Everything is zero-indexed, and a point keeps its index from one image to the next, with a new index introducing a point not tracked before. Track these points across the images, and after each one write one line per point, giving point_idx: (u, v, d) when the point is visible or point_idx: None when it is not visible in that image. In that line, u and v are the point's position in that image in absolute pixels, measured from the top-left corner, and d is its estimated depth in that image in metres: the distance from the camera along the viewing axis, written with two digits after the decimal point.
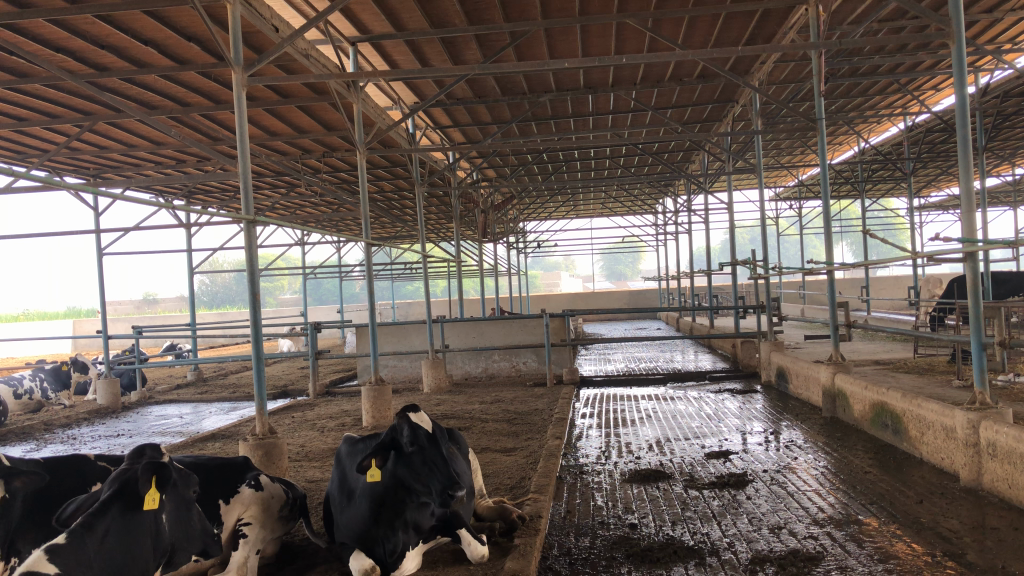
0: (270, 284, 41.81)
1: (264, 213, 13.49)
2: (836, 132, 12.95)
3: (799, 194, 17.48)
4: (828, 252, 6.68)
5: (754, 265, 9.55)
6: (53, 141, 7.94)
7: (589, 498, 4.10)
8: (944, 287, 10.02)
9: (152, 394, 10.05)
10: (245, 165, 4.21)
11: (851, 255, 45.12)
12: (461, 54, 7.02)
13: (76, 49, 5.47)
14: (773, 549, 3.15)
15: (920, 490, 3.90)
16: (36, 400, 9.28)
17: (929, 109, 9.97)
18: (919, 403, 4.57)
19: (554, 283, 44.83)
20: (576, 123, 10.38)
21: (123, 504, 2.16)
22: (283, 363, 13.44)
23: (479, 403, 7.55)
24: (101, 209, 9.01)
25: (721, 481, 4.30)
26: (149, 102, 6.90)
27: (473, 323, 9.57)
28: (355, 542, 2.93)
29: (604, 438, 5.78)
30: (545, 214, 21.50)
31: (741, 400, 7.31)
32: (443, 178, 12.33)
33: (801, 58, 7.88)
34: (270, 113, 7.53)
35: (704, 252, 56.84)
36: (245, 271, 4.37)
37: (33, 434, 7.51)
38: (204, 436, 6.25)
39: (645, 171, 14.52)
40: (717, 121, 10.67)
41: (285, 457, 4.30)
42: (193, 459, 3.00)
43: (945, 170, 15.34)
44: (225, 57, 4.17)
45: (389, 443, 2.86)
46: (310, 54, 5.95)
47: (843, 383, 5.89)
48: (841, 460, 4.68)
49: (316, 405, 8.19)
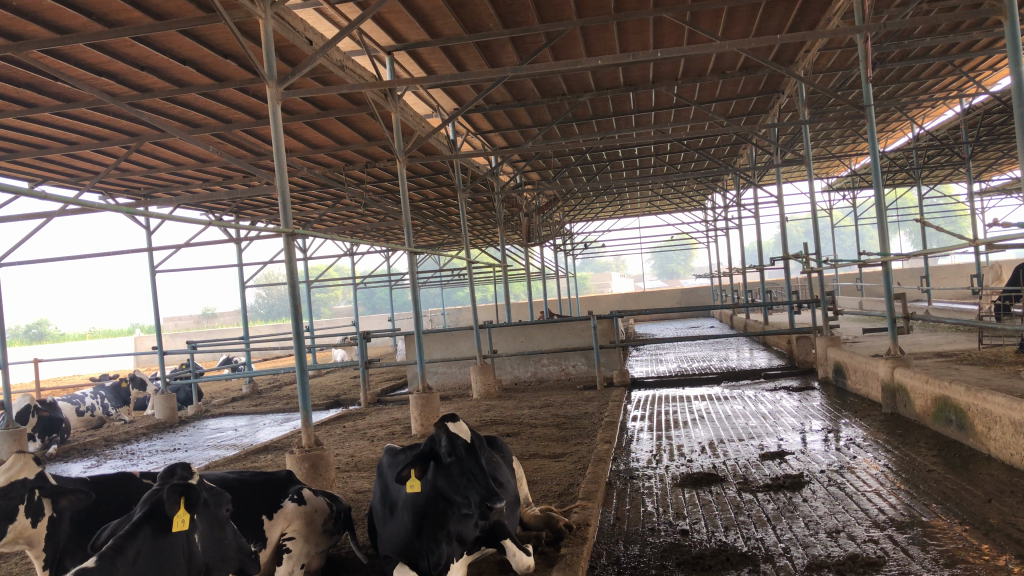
0: (323, 295, 42.40)
1: (311, 225, 13.64)
2: (888, 118, 12.57)
3: (852, 184, 17.05)
4: (882, 242, 6.42)
5: (807, 258, 9.31)
6: (104, 163, 8.13)
7: (639, 504, 4.00)
8: (1009, 273, 9.66)
9: (208, 408, 10.21)
10: (282, 177, 4.21)
11: (910, 245, 44.01)
12: (498, 57, 6.98)
13: (117, 71, 5.58)
14: (831, 555, 3.01)
15: (989, 489, 3.72)
16: (97, 416, 9.52)
17: (986, 90, 9.62)
18: (985, 397, 4.37)
19: (605, 284, 44.64)
20: (617, 122, 10.28)
21: (153, 526, 2.16)
22: (334, 373, 13.55)
23: (529, 407, 7.50)
24: (152, 227, 9.21)
25: (776, 483, 4.16)
26: (193, 120, 7.02)
27: (520, 328, 9.52)
28: (399, 555, 2.89)
29: (655, 441, 5.67)
30: (591, 215, 21.36)
31: (798, 398, 7.12)
32: (486, 183, 12.32)
33: (848, 44, 7.65)
34: (311, 126, 7.60)
35: (756, 248, 56.03)
36: (285, 284, 4.37)
37: (94, 450, 7.69)
38: (255, 448, 6.32)
39: (691, 167, 14.31)
40: (762, 113, 10.44)
41: (332, 469, 4.29)
42: (236, 474, 2.99)
43: (1005, 152, 14.78)
44: (259, 73, 4.18)
45: (428, 454, 2.83)
46: (346, 65, 5.99)
47: (903, 378, 5.69)
48: (904, 458, 4.49)
49: (366, 414, 8.22)
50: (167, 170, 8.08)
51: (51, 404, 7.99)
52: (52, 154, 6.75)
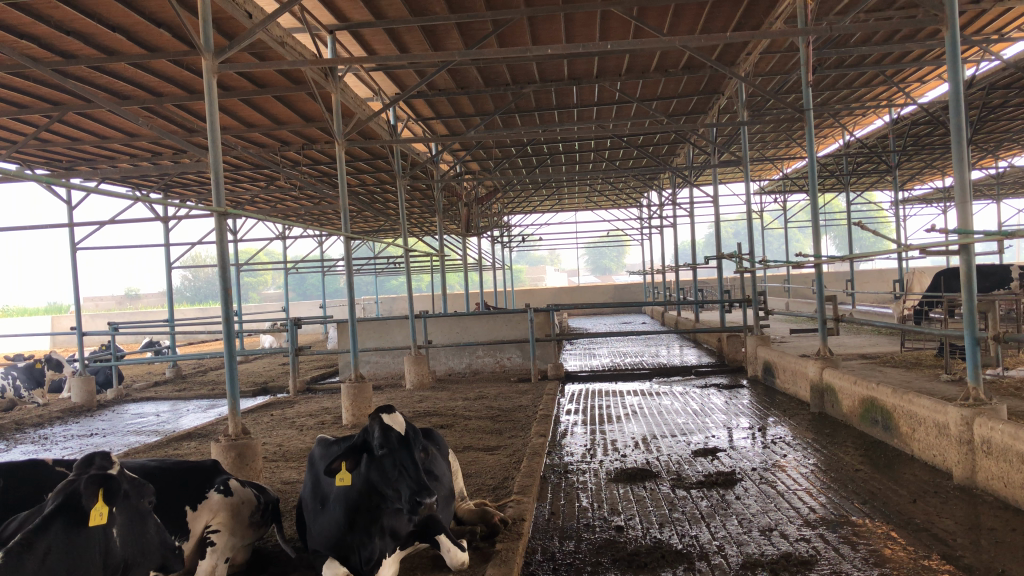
0: (253, 280, 41.53)
1: (243, 207, 13.27)
2: (822, 124, 12.90)
3: (784, 187, 17.43)
4: (817, 244, 6.51)
5: (740, 259, 9.46)
6: (23, 132, 7.73)
7: (574, 499, 3.98)
8: (929, 278, 10.03)
9: (128, 392, 9.84)
10: (216, 155, 4.02)
11: (835, 250, 45.49)
12: (442, 41, 6.87)
13: (40, 35, 5.29)
14: (764, 553, 3.03)
15: (913, 489, 3.81)
16: (9, 398, 9.09)
17: (916, 100, 9.93)
18: (911, 399, 4.48)
19: (539, 278, 44.93)
20: (559, 115, 10.28)
21: (68, 519, 2.01)
22: (262, 360, 13.23)
23: (463, 399, 7.44)
24: (73, 202, 8.80)
25: (709, 480, 4.19)
26: (121, 91, 6.70)
27: (456, 318, 9.42)
28: (329, 550, 2.79)
29: (589, 435, 5.66)
30: (530, 209, 21.38)
31: (727, 395, 7.22)
32: (425, 171, 12.19)
33: (788, 49, 7.79)
34: (246, 104, 7.38)
35: (688, 248, 57.21)
36: (215, 267, 4.19)
37: (3, 434, 7.31)
38: (179, 435, 6.10)
39: (630, 163, 14.44)
40: (702, 113, 10.58)
41: (260, 458, 4.14)
42: (159, 463, 2.84)
43: (929, 162, 15.32)
44: (194, 43, 3.98)
45: (361, 446, 2.71)
46: (286, 41, 5.79)
47: (831, 378, 5.80)
48: (832, 457, 4.58)
49: (296, 402, 8.04)
50: (91, 143, 7.73)
51: None
52: None
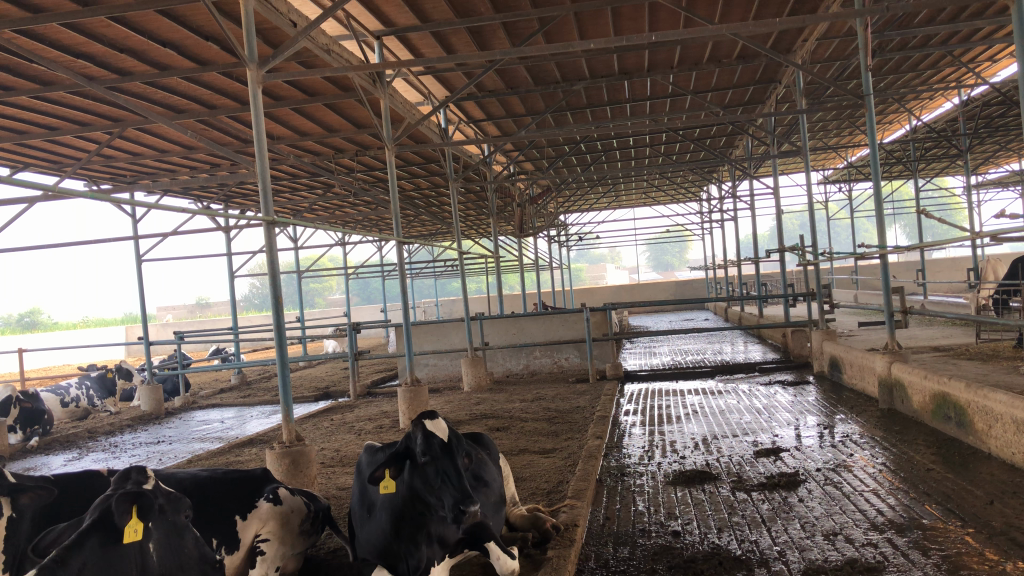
0: (316, 286, 42.30)
1: (302, 214, 13.48)
2: (886, 110, 12.48)
3: (849, 176, 16.90)
4: (882, 235, 6.24)
5: (803, 252, 9.18)
6: (87, 149, 7.98)
7: (630, 503, 3.89)
8: (1005, 266, 9.56)
9: (195, 399, 10.07)
10: (264, 164, 4.04)
11: (905, 238, 44.17)
12: (489, 42, 6.84)
13: (95, 53, 5.44)
14: (828, 560, 2.89)
15: (991, 490, 3.60)
16: (82, 407, 9.39)
17: (986, 80, 9.50)
18: (985, 393, 4.26)
19: (600, 276, 44.68)
20: (612, 112, 10.16)
21: (102, 536, 2.01)
22: (324, 365, 13.40)
23: (520, 401, 7.39)
24: (136, 216, 9.05)
25: (771, 481, 4.05)
26: (176, 105, 6.86)
27: (513, 320, 9.38)
28: (378, 558, 2.77)
29: (647, 436, 5.55)
30: (588, 207, 21.26)
31: (793, 392, 7.02)
32: (479, 172, 12.19)
33: (846, 33, 7.54)
34: (298, 113, 7.48)
35: (751, 241, 56.28)
36: (266, 275, 4.21)
37: (76, 442, 7.54)
38: (240, 441, 6.20)
39: (688, 157, 14.20)
40: (760, 103, 10.33)
41: (315, 465, 4.15)
42: (209, 472, 2.85)
43: (1003, 145, 14.69)
44: (240, 54, 4.02)
45: (404, 452, 2.68)
46: (332, 49, 5.85)
47: (901, 373, 5.57)
48: (902, 456, 4.38)
49: (355, 406, 8.10)
50: (151, 157, 7.94)
51: (34, 395, 7.81)
52: (33, 139, 6.60)
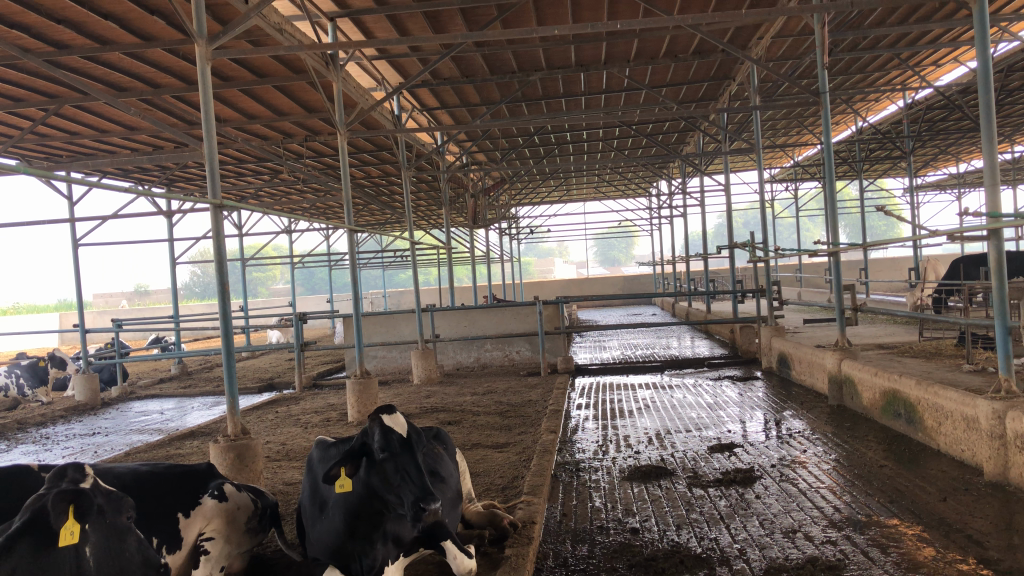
0: (260, 275, 41.52)
1: (248, 200, 13.15)
2: (834, 110, 12.69)
3: (796, 175, 17.15)
4: (832, 233, 6.32)
5: (754, 248, 9.24)
6: (21, 125, 7.62)
7: (586, 499, 3.82)
8: (945, 266, 9.80)
9: (133, 390, 9.73)
10: (213, 145, 3.86)
11: (847, 239, 45.27)
12: (446, 26, 6.71)
13: (31, 24, 5.16)
14: (788, 558, 2.87)
15: (942, 487, 3.63)
16: (12, 397, 8.98)
17: (931, 84, 9.71)
18: (936, 391, 4.30)
19: (548, 270, 44.82)
20: (567, 104, 10.12)
21: (34, 540, 1.87)
22: (268, 356, 13.09)
23: (472, 394, 7.28)
24: (73, 198, 8.68)
25: (727, 477, 4.03)
26: (117, 83, 6.58)
27: (464, 312, 9.27)
28: (330, 558, 2.64)
29: (601, 431, 5.50)
30: (539, 201, 21.26)
31: (741, 387, 7.06)
32: (431, 162, 12.03)
33: (801, 30, 7.61)
34: (246, 95, 7.24)
35: (699, 238, 57.16)
36: (212, 262, 4.02)
37: (4, 433, 7.20)
38: (181, 433, 5.97)
39: (640, 152, 14.25)
40: (712, 99, 10.38)
41: (260, 459, 3.99)
42: (150, 467, 2.69)
43: (943, 148, 15.05)
44: (187, 29, 3.82)
45: (361, 449, 2.57)
46: (283, 28, 5.66)
47: (850, 370, 5.62)
48: (853, 453, 4.41)
49: (302, 398, 7.90)
50: (90, 136, 7.62)
51: None
52: None
